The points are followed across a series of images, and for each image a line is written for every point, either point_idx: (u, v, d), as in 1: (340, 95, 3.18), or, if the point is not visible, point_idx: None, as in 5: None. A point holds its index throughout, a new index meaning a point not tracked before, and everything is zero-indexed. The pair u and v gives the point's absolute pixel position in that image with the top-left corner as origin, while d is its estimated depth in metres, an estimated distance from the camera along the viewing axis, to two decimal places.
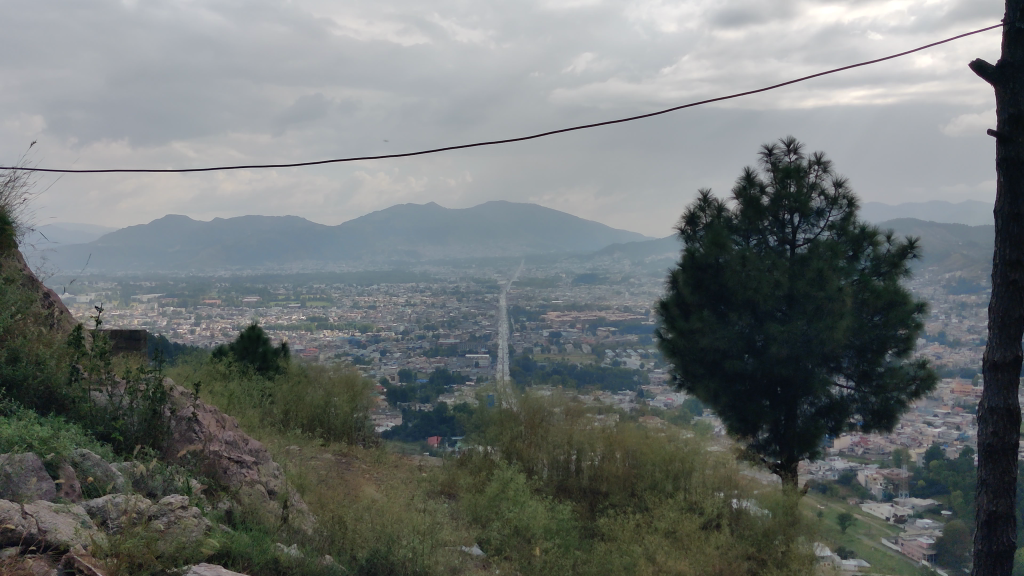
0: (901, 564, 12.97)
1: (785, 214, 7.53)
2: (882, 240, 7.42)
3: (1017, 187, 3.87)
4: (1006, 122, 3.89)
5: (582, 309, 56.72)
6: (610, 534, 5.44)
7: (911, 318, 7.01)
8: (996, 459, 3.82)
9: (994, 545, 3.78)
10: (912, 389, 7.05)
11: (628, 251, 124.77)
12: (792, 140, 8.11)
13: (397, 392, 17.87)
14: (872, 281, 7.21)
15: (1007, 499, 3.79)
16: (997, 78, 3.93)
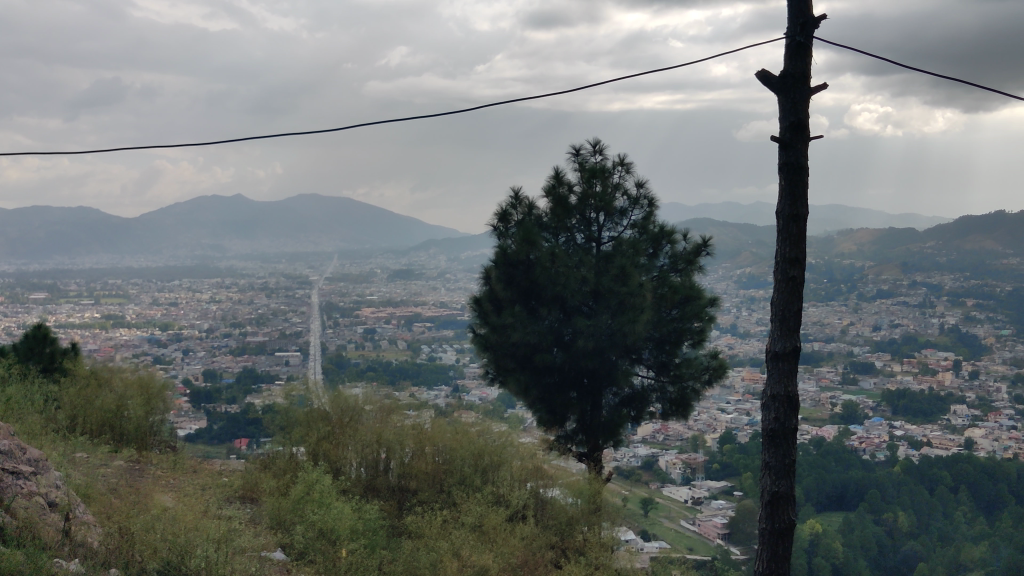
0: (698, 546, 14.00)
1: (591, 212, 7.76)
2: (679, 238, 7.81)
3: (796, 189, 4.16)
4: (788, 129, 4.17)
5: (397, 305, 56.70)
6: (418, 532, 5.41)
7: (705, 311, 7.44)
8: (778, 442, 4.09)
9: (775, 523, 4.04)
10: (705, 378, 7.48)
11: (442, 248, 125.66)
12: (597, 141, 8.38)
13: (201, 393, 17.17)
14: (670, 278, 7.59)
15: (788, 479, 4.07)
16: (779, 87, 4.20)
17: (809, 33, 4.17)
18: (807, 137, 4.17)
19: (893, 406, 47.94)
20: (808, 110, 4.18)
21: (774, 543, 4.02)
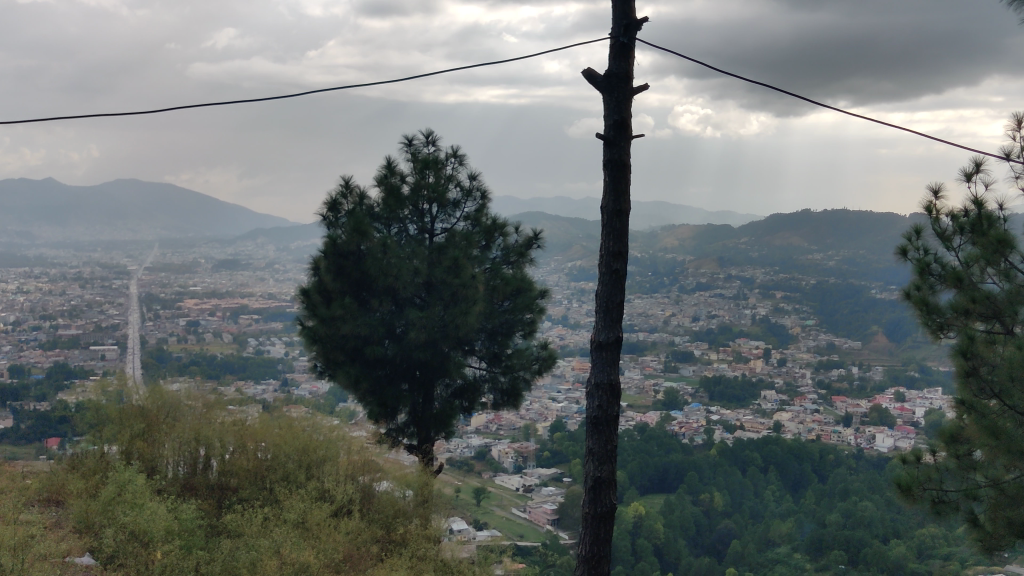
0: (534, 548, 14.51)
1: (425, 204, 7.73)
2: (511, 231, 7.94)
3: (620, 186, 4.29)
4: (612, 126, 4.29)
5: (223, 296, 54.71)
6: (237, 530, 5.25)
7: (535, 303, 7.62)
8: (600, 429, 4.20)
9: (598, 507, 4.15)
10: (535, 368, 7.66)
11: (272, 238, 122.24)
12: (431, 131, 8.33)
13: (6, 391, 15.96)
14: (502, 269, 7.70)
15: (609, 465, 4.19)
16: (604, 85, 4.32)
17: (633, 35, 4.30)
18: (629, 137, 4.31)
19: (710, 391, 51.01)
20: (631, 110, 4.32)
21: (597, 525, 4.14)
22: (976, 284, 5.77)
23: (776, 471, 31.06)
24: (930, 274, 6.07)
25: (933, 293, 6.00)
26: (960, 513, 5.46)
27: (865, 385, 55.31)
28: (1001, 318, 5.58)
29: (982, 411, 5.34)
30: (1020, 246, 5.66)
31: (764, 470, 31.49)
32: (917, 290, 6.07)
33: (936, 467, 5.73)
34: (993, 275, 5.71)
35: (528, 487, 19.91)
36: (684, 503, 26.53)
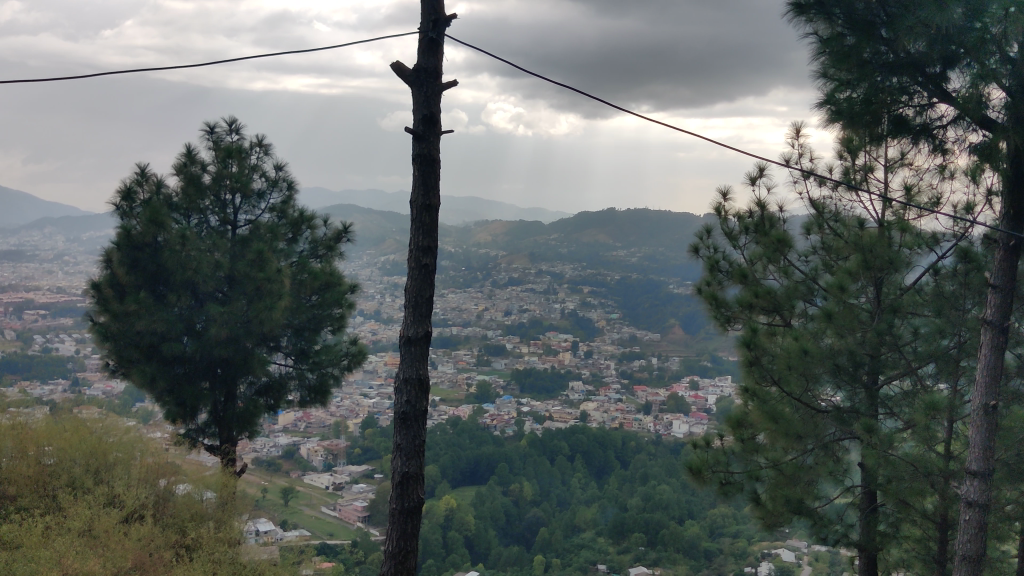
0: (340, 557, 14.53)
1: (226, 194, 7.43)
2: (319, 224, 7.83)
3: (431, 182, 3.84)
4: (422, 121, 3.83)
5: (2, 289, 50.44)
6: (16, 542, 4.83)
7: (344, 298, 7.55)
8: (408, 424, 3.72)
9: (405, 504, 3.67)
10: (344, 364, 7.57)
11: (62, 228, 113.83)
12: (235, 120, 8.02)
13: None
14: (310, 263, 7.56)
15: (418, 459, 3.72)
16: (411, 80, 3.86)
17: (443, 30, 3.89)
18: (440, 132, 3.87)
19: (521, 383, 52.34)
20: (441, 104, 3.88)
21: (404, 523, 3.65)
22: (759, 280, 6.17)
23: (582, 459, 32.43)
24: (718, 271, 6.43)
25: (721, 287, 6.40)
26: (743, 492, 5.80)
27: (663, 374, 58.60)
28: (780, 311, 6.08)
29: (762, 397, 5.68)
30: (797, 245, 6.15)
31: (571, 458, 32.73)
32: (706, 285, 6.46)
33: (723, 451, 6.02)
34: (773, 272, 6.17)
35: (338, 485, 19.85)
36: (494, 494, 27.22)
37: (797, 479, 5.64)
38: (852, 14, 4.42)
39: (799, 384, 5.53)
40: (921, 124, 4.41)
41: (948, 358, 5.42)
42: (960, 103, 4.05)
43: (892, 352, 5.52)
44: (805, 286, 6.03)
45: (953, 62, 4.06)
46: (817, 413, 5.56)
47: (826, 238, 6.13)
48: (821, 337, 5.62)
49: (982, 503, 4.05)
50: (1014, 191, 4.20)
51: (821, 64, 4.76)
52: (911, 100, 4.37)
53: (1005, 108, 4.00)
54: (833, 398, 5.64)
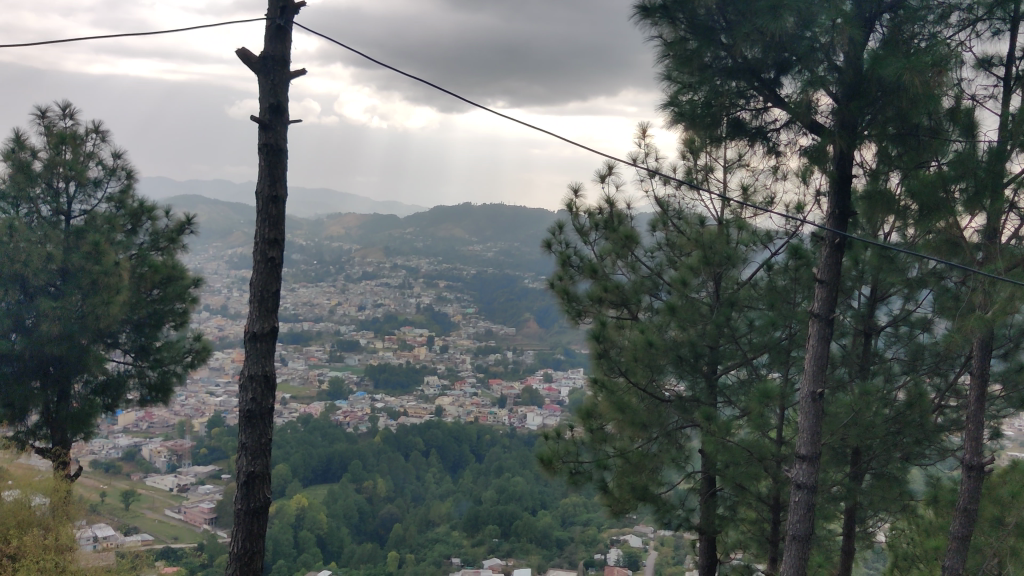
0: (183, 561, 14.23)
1: (59, 182, 7.01)
2: (160, 215, 7.54)
3: (277, 172, 3.73)
4: (268, 111, 3.71)
5: None
6: None
7: (187, 292, 7.27)
8: (254, 422, 3.59)
9: (251, 503, 3.55)
10: (187, 362, 7.28)
11: None
12: (68, 104, 7.59)
13: None
14: (150, 256, 7.26)
15: (264, 458, 3.61)
16: (257, 68, 3.73)
17: (289, 18, 3.78)
18: (287, 122, 3.77)
19: (375, 378, 52.00)
20: (287, 93, 3.78)
21: (250, 523, 3.53)
22: (607, 275, 6.32)
23: (437, 454, 32.62)
24: (570, 266, 6.48)
25: (573, 282, 6.44)
26: (592, 481, 5.65)
27: (518, 367, 59.76)
28: (627, 305, 6.22)
29: (611, 388, 5.72)
30: (643, 241, 6.37)
31: (426, 453, 32.78)
32: (558, 280, 6.47)
33: (573, 441, 5.83)
34: (621, 266, 6.33)
35: (183, 486, 19.24)
36: (347, 491, 26.96)
37: (642, 467, 5.71)
38: (694, 19, 4.53)
39: (644, 374, 5.68)
40: (757, 126, 4.65)
41: (780, 349, 5.77)
42: (792, 108, 4.30)
43: (729, 343, 5.80)
44: (650, 281, 6.25)
45: (785, 68, 4.30)
46: (660, 403, 5.77)
47: (670, 235, 6.39)
48: (665, 330, 5.84)
49: (809, 486, 4.30)
50: (839, 191, 4.46)
51: (665, 68, 4.82)
52: (747, 104, 4.59)
53: (833, 114, 4.27)
54: (676, 388, 5.89)
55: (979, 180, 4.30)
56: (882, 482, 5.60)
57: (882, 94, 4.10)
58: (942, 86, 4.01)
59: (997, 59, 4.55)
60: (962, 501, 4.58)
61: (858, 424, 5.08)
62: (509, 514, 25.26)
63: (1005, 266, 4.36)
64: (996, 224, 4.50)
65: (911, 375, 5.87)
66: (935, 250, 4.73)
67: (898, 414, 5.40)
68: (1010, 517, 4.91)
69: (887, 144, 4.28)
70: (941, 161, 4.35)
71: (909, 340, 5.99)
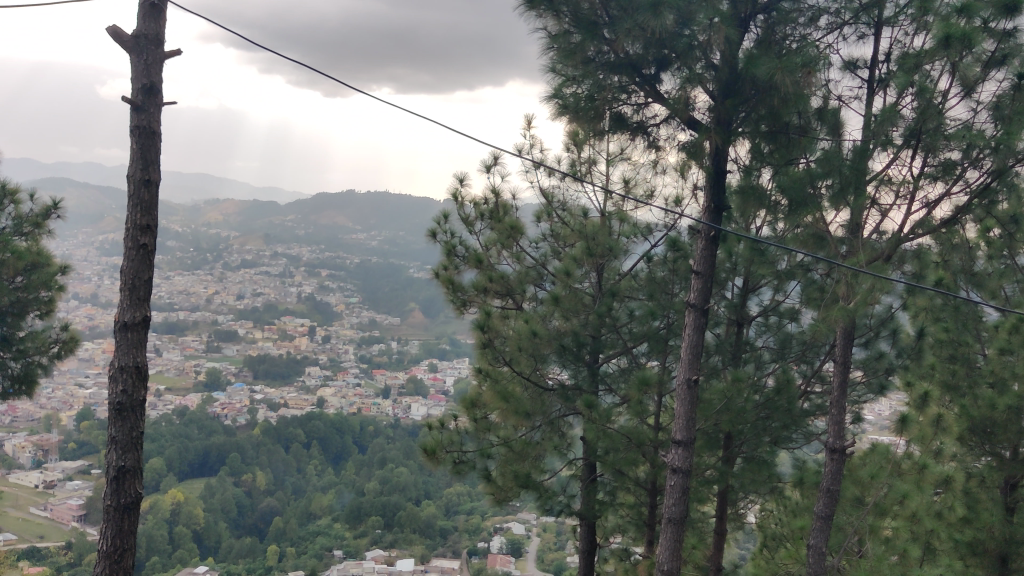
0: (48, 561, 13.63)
1: None
2: (25, 199, 7.15)
3: (150, 156, 3.59)
4: (140, 92, 3.57)
5: None
6: None
7: (54, 280, 6.91)
8: (124, 416, 3.44)
9: (120, 500, 3.40)
10: (53, 352, 6.97)
11: None
12: None
13: None
14: (14, 242, 6.87)
15: (135, 453, 3.47)
16: (129, 47, 3.57)
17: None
18: (161, 103, 3.64)
19: (254, 369, 50.82)
20: (161, 74, 3.64)
21: (121, 519, 3.38)
22: (493, 265, 6.29)
23: (318, 445, 32.24)
24: (456, 256, 6.43)
25: (457, 272, 6.40)
26: (475, 470, 5.63)
27: (402, 358, 59.79)
28: (511, 295, 6.26)
29: (495, 377, 5.69)
30: (529, 232, 6.43)
31: (307, 446, 32.27)
32: (443, 270, 6.40)
33: (456, 431, 5.73)
34: (507, 257, 6.37)
35: (50, 483, 18.49)
36: (225, 485, 26.19)
37: (524, 455, 5.78)
38: (577, 13, 4.53)
39: (528, 363, 5.67)
40: (637, 122, 4.81)
41: (659, 338, 5.90)
42: (671, 103, 4.43)
43: (610, 332, 6.00)
44: (535, 271, 6.33)
45: (666, 64, 4.42)
46: (544, 391, 5.84)
47: (554, 226, 6.48)
48: (549, 319, 5.92)
49: (685, 470, 4.46)
50: (714, 186, 4.66)
51: (549, 60, 4.78)
52: (629, 99, 4.71)
53: (709, 111, 4.47)
54: (560, 376, 5.98)
55: (844, 177, 4.46)
56: (753, 465, 5.86)
57: (755, 94, 4.33)
58: (811, 86, 4.21)
59: (861, 62, 4.80)
60: (825, 482, 4.81)
61: (730, 410, 5.29)
62: (391, 503, 25.52)
63: (867, 260, 4.58)
64: (858, 219, 4.69)
65: (780, 363, 6.15)
66: (803, 243, 4.95)
67: (767, 400, 5.66)
68: (870, 497, 5.14)
69: (760, 142, 4.49)
70: (809, 158, 4.57)
71: (777, 329, 6.23)
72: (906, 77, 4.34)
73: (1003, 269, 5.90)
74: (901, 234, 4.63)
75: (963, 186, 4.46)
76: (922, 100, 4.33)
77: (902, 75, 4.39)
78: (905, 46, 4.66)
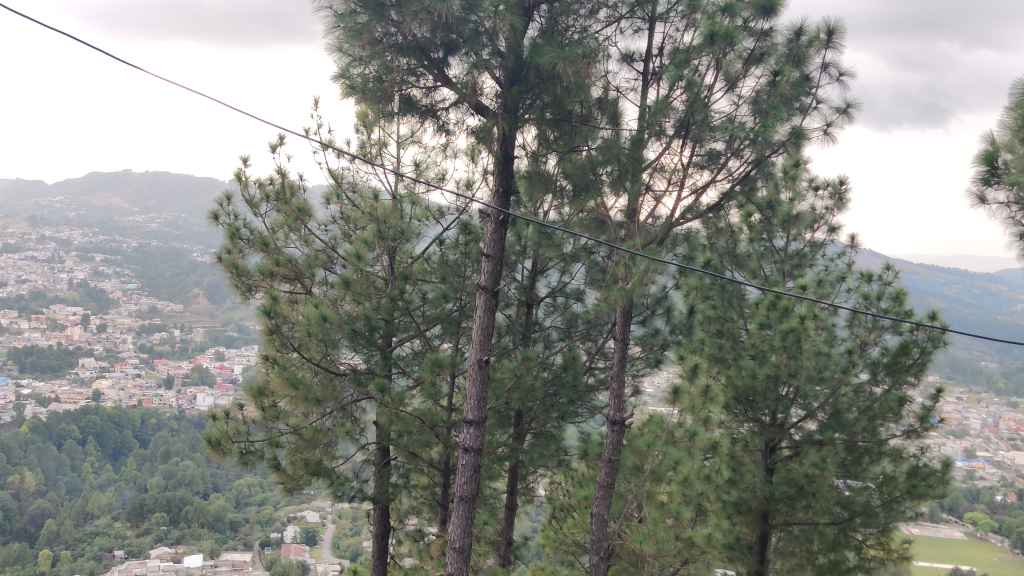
0: None
1: None
2: None
3: None
4: None
5: None
6: None
7: None
8: None
9: None
10: None
11: None
12: None
13: None
14: None
15: None
16: None
17: None
18: None
19: (19, 361, 46.80)
20: None
21: None
22: (280, 248, 6.08)
23: (95, 441, 30.29)
24: (239, 239, 6.05)
25: (242, 256, 6.01)
26: (263, 460, 5.27)
27: (186, 347, 57.46)
28: (299, 279, 6.00)
29: (283, 363, 5.54)
30: (317, 214, 6.31)
31: (82, 443, 30.16)
32: (226, 253, 5.98)
33: (243, 421, 5.43)
34: (294, 240, 6.18)
35: None
36: None
37: (315, 442, 5.65)
38: None
39: (318, 349, 5.59)
40: (426, 105, 4.88)
41: (451, 320, 6.03)
42: (459, 88, 4.49)
43: (403, 316, 5.97)
44: (325, 255, 6.18)
45: (453, 49, 4.45)
46: (335, 376, 5.76)
47: (344, 208, 6.45)
48: (339, 304, 5.82)
49: (476, 448, 4.56)
50: (503, 172, 4.75)
51: (335, 41, 4.67)
52: (418, 82, 4.72)
53: (496, 97, 4.56)
54: (351, 360, 5.91)
55: (621, 165, 4.73)
56: (541, 440, 6.10)
57: (539, 82, 4.46)
58: (590, 76, 4.38)
59: (637, 55, 5.06)
60: (606, 452, 5.10)
61: (520, 388, 5.46)
62: (177, 496, 24.60)
63: (643, 243, 4.84)
64: (634, 205, 4.96)
65: (567, 341, 6.43)
66: (586, 227, 5.19)
67: (554, 377, 5.93)
68: (646, 464, 5.47)
69: (545, 128, 4.68)
70: (590, 146, 4.77)
71: (564, 309, 6.53)
72: (676, 71, 4.61)
73: (762, 250, 6.48)
74: (672, 219, 4.95)
75: (726, 174, 4.83)
76: (691, 94, 4.61)
77: (673, 68, 4.65)
78: (676, 41, 4.94)
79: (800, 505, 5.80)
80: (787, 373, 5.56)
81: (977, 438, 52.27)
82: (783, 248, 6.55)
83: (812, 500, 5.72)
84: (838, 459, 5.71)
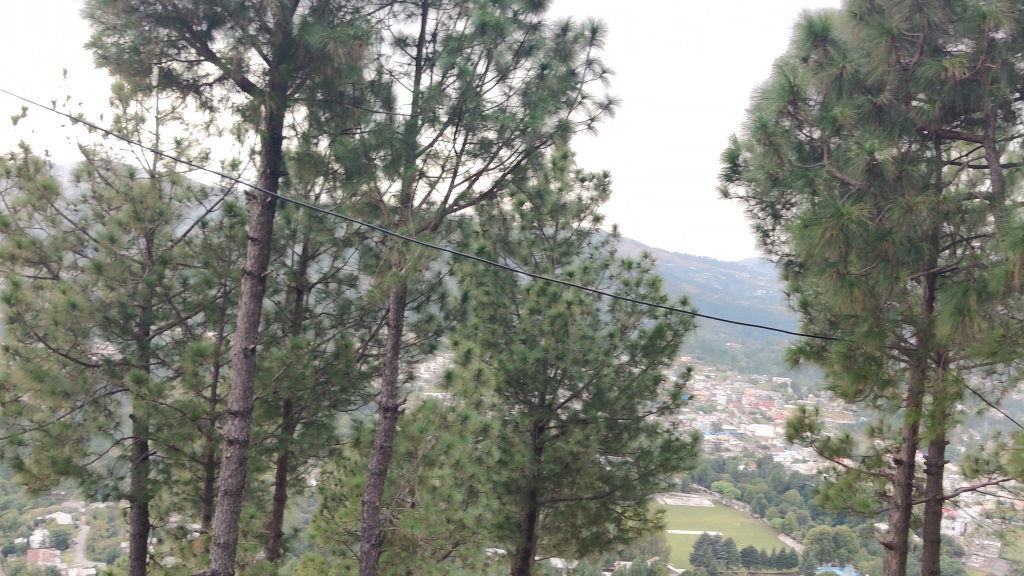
0: None
1: None
2: None
3: None
4: None
5: None
6: None
7: None
8: None
9: None
10: None
11: None
12: None
13: None
14: None
15: None
16: None
17: None
18: None
19: None
20: None
21: None
22: (22, 229, 5.59)
23: None
24: None
25: None
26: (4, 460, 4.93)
27: None
28: (46, 263, 5.58)
29: (26, 355, 5.10)
30: (65, 193, 5.80)
31: None
32: None
33: None
34: (39, 220, 5.68)
35: None
36: None
37: (63, 439, 5.24)
38: None
39: (67, 339, 5.28)
40: (189, 79, 4.62)
41: (215, 307, 5.74)
42: (223, 62, 4.28)
43: (162, 302, 5.67)
44: (74, 237, 5.69)
45: (217, 23, 4.28)
46: (87, 367, 5.38)
47: (96, 187, 5.95)
48: (90, 290, 5.41)
49: (242, 440, 4.39)
50: (271, 152, 4.62)
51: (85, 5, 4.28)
52: (179, 55, 4.46)
53: (264, 74, 4.43)
54: (105, 351, 5.54)
55: (394, 149, 4.66)
56: (312, 430, 5.98)
57: (309, 62, 4.36)
58: (362, 58, 4.34)
59: (410, 40, 5.05)
60: (379, 440, 5.08)
61: (290, 376, 5.36)
62: None
63: (416, 229, 4.84)
64: (409, 190, 4.94)
65: (339, 328, 6.33)
66: (359, 213, 5.02)
67: (326, 363, 5.81)
68: (419, 449, 5.48)
69: (316, 109, 4.61)
70: (363, 129, 4.71)
71: (337, 295, 6.41)
72: (449, 59, 4.64)
73: (533, 238, 6.69)
74: (445, 206, 4.98)
75: (497, 163, 4.93)
76: (463, 82, 4.66)
77: (446, 56, 4.68)
78: (448, 28, 4.97)
79: (566, 481, 6.06)
80: (556, 356, 5.79)
81: (724, 413, 57.04)
82: (552, 236, 6.78)
83: (576, 476, 6.01)
84: (600, 436, 6.01)
